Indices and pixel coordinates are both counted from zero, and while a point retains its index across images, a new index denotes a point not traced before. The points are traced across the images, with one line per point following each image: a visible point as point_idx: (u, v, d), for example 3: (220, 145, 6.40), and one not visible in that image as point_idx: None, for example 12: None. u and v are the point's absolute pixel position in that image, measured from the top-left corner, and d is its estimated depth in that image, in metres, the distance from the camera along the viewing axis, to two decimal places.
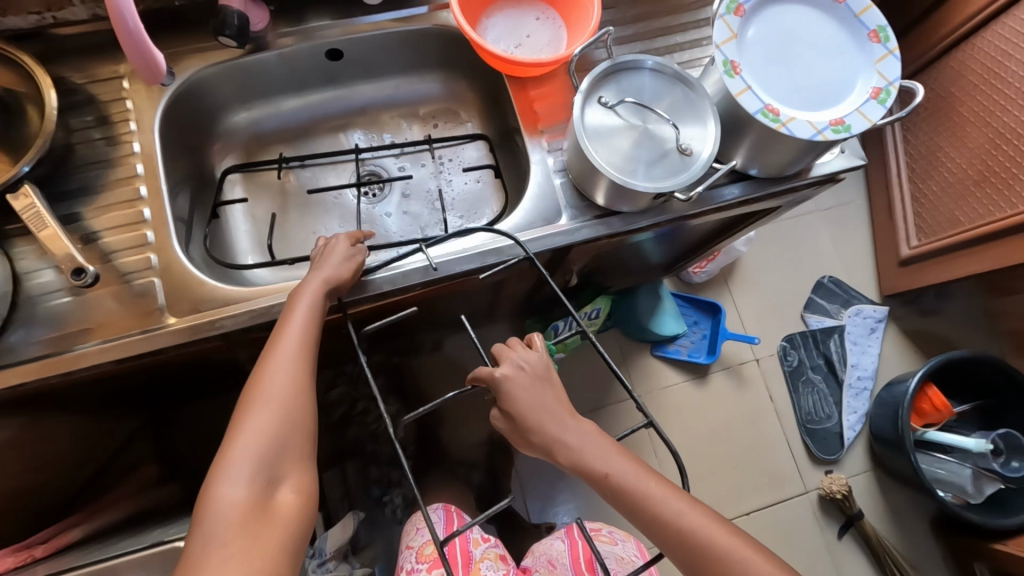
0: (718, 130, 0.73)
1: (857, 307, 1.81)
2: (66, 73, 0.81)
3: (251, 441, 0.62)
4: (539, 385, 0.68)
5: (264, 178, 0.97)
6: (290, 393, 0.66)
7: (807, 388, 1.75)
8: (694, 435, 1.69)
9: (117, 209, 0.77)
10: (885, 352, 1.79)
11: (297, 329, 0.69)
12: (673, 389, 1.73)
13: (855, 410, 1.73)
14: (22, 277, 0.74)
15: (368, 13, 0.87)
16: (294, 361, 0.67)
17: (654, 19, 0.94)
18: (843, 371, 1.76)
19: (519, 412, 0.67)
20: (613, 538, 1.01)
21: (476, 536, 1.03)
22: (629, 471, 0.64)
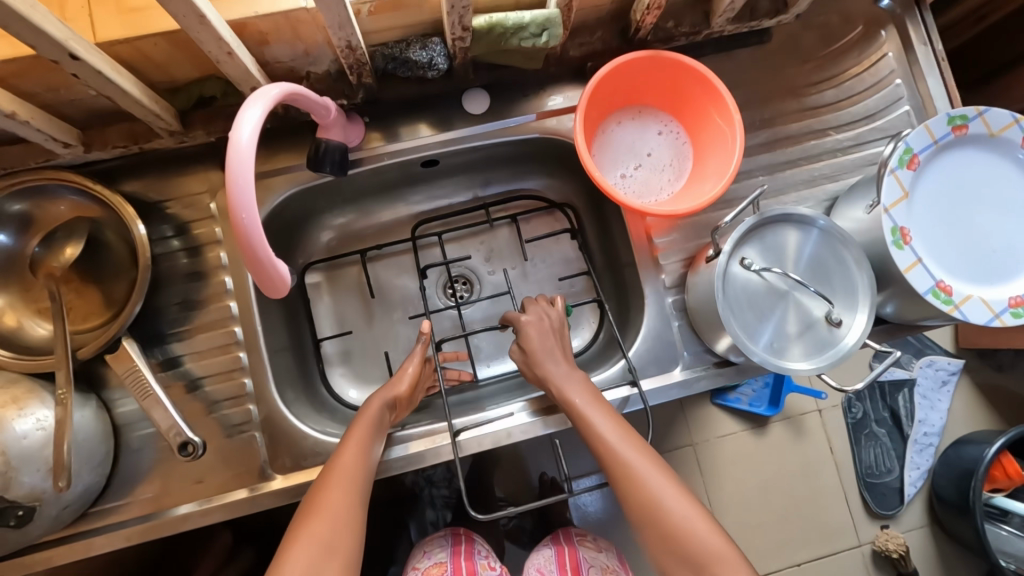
0: (872, 318, 0.65)
1: (928, 357, 1.33)
2: (151, 198, 0.75)
3: (296, 544, 0.55)
4: (549, 337, 0.74)
5: (347, 280, 0.90)
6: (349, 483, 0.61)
7: (869, 442, 1.31)
8: (737, 489, 1.27)
9: (216, 354, 0.74)
10: (960, 407, 1.35)
11: (360, 436, 0.66)
12: (730, 443, 1.28)
13: (918, 466, 1.28)
14: (124, 426, 0.72)
15: (472, 123, 0.78)
16: (359, 470, 0.63)
17: (783, 125, 0.84)
18: (909, 426, 1.30)
19: (531, 346, 0.73)
20: (599, 545, 0.91)
21: (484, 563, 0.88)
22: (581, 395, 0.68)
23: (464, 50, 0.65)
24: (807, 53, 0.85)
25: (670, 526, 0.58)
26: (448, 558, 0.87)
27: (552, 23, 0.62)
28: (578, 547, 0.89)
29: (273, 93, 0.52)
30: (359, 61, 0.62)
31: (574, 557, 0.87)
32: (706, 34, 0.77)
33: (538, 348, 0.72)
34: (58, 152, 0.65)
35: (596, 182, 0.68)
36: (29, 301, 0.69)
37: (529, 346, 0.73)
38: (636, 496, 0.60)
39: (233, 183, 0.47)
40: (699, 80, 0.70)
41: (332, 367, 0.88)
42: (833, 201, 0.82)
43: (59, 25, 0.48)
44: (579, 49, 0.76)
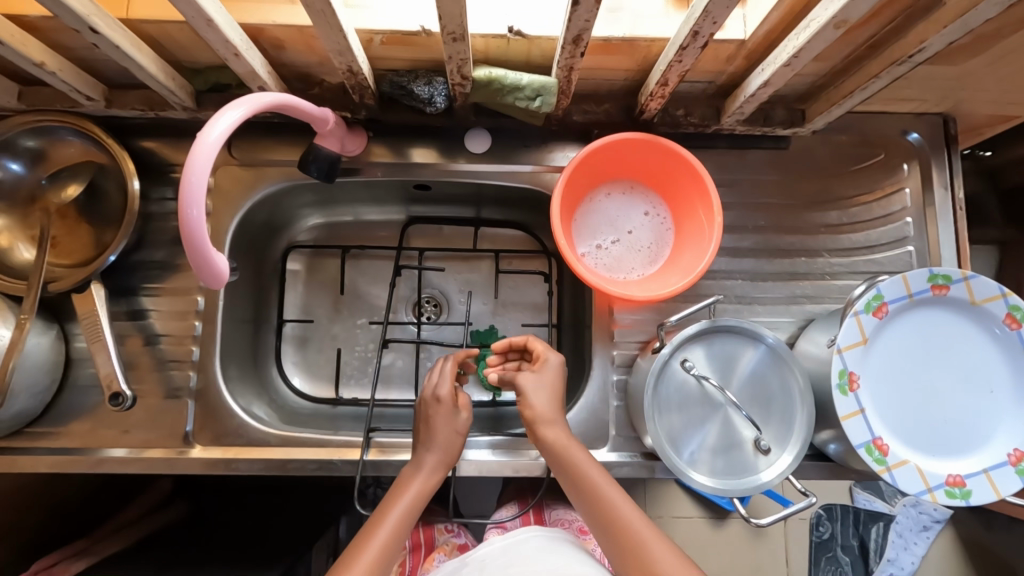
0: (798, 461, 0.63)
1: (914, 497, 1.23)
2: (157, 160, 0.80)
3: None
4: (555, 399, 0.67)
5: (324, 275, 0.93)
6: (404, 513, 0.62)
7: (829, 569, 1.19)
8: None
9: (176, 316, 0.78)
10: (935, 560, 1.23)
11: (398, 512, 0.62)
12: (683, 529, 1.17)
13: None
14: (76, 361, 0.77)
15: (469, 160, 0.80)
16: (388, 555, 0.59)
17: (779, 235, 0.82)
18: (873, 562, 1.20)
19: (539, 411, 0.65)
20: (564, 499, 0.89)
21: (444, 528, 0.83)
22: (577, 447, 0.64)
23: (464, 95, 0.67)
24: (822, 169, 0.83)
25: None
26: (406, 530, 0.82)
27: (548, 90, 0.64)
28: (544, 508, 0.85)
29: (255, 101, 0.55)
30: (361, 83, 0.66)
31: (539, 515, 0.83)
32: (715, 129, 0.77)
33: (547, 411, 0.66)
34: (80, 102, 0.70)
35: (572, 268, 0.68)
36: (25, 228, 0.75)
37: (534, 413, 0.65)
38: (626, 549, 0.57)
39: (189, 175, 0.50)
40: (691, 173, 0.70)
41: (287, 353, 0.91)
42: (807, 322, 0.80)
43: (84, 2, 0.52)
44: (584, 115, 0.77)
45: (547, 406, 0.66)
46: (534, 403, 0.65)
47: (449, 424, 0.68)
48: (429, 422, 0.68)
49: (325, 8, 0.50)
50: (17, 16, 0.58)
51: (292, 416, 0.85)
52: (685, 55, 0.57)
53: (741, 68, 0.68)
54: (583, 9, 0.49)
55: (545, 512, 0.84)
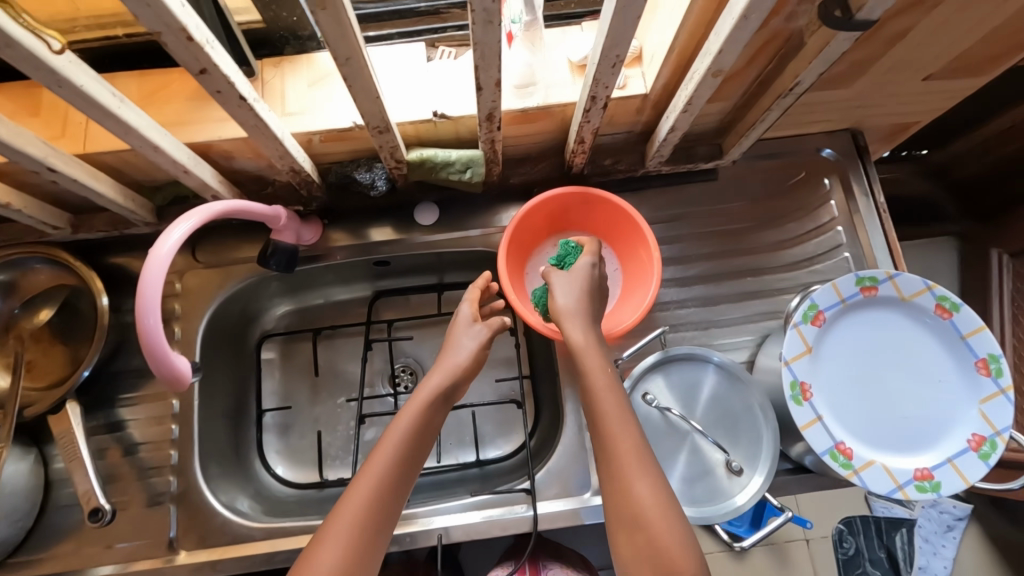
0: (769, 482, 0.64)
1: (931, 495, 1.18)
2: (127, 275, 0.84)
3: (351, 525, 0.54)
4: (582, 298, 0.61)
5: (298, 358, 0.96)
6: (403, 462, 0.59)
7: None
8: None
9: (152, 421, 0.80)
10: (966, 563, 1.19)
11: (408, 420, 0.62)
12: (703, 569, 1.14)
13: None
14: (56, 482, 0.77)
15: (420, 232, 0.85)
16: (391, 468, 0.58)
17: (723, 260, 0.86)
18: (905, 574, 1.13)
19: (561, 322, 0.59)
20: (560, 554, 0.86)
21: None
22: (596, 359, 0.56)
23: (403, 175, 0.73)
24: (752, 194, 0.89)
25: (652, 543, 0.46)
26: None
27: (476, 162, 0.70)
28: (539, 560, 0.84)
29: (204, 210, 0.60)
30: (307, 179, 0.71)
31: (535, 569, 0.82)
32: (643, 173, 0.83)
33: (570, 324, 0.59)
34: (48, 232, 0.75)
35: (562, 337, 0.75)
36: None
37: (559, 307, 0.60)
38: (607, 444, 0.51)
39: (144, 285, 0.54)
40: (626, 216, 0.75)
41: (269, 442, 0.91)
42: (764, 337, 0.82)
43: (41, 146, 0.57)
44: (521, 176, 0.84)
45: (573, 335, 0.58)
46: (557, 296, 0.61)
47: (468, 336, 0.72)
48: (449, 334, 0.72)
49: (258, 123, 0.56)
50: None
51: (278, 507, 0.85)
52: (591, 115, 0.64)
53: (652, 116, 0.75)
54: (487, 92, 0.55)
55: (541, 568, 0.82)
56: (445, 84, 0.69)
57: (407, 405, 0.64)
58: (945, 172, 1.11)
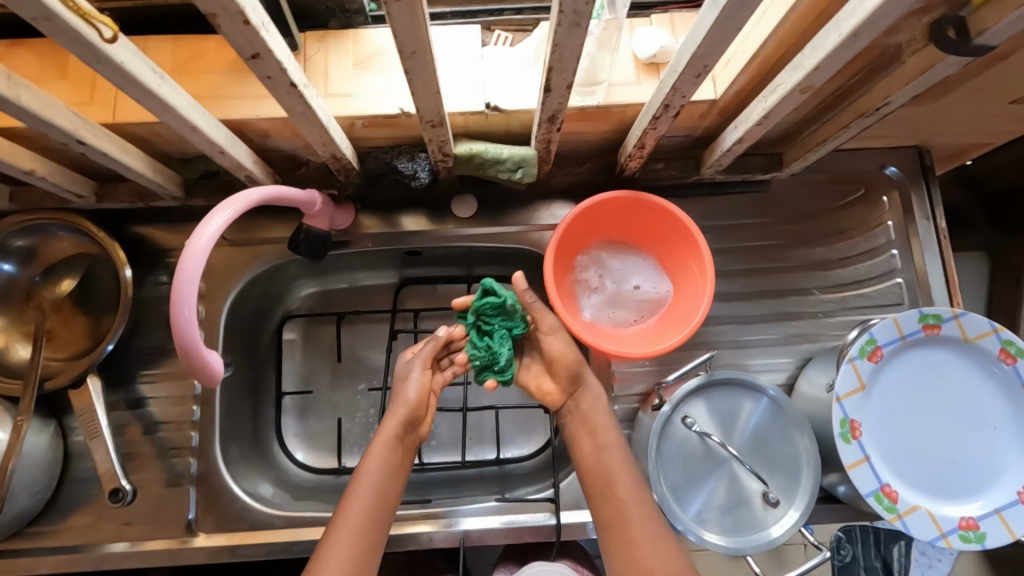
0: (804, 519, 0.62)
1: None
2: (149, 247, 0.81)
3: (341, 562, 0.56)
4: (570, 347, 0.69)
5: (320, 343, 0.93)
6: (375, 507, 0.60)
7: None
8: None
9: (172, 400, 0.78)
10: None
11: (377, 458, 0.63)
12: None
13: None
14: (74, 455, 0.76)
15: (455, 224, 0.81)
16: (373, 501, 0.61)
17: (769, 275, 0.82)
18: None
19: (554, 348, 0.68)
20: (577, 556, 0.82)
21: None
22: (591, 401, 0.68)
23: (447, 168, 0.68)
24: (805, 208, 0.84)
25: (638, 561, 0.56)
26: None
27: (528, 161, 0.65)
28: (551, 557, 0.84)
29: (241, 198, 0.57)
30: (347, 167, 0.67)
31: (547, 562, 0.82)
32: (695, 180, 0.78)
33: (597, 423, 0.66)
34: (71, 199, 0.72)
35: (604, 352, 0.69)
36: (20, 327, 0.75)
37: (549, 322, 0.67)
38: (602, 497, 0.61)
39: (181, 275, 0.51)
40: (679, 226, 0.71)
41: (287, 425, 0.90)
42: (806, 361, 0.79)
43: (70, 118, 0.54)
44: (566, 177, 0.80)
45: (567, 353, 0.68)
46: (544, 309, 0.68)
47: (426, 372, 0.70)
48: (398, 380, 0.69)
49: (305, 110, 0.52)
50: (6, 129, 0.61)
51: (297, 493, 0.84)
52: (658, 122, 0.59)
53: (715, 123, 0.70)
54: (555, 94, 0.51)
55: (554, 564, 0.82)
56: (497, 73, 0.64)
57: (369, 450, 0.64)
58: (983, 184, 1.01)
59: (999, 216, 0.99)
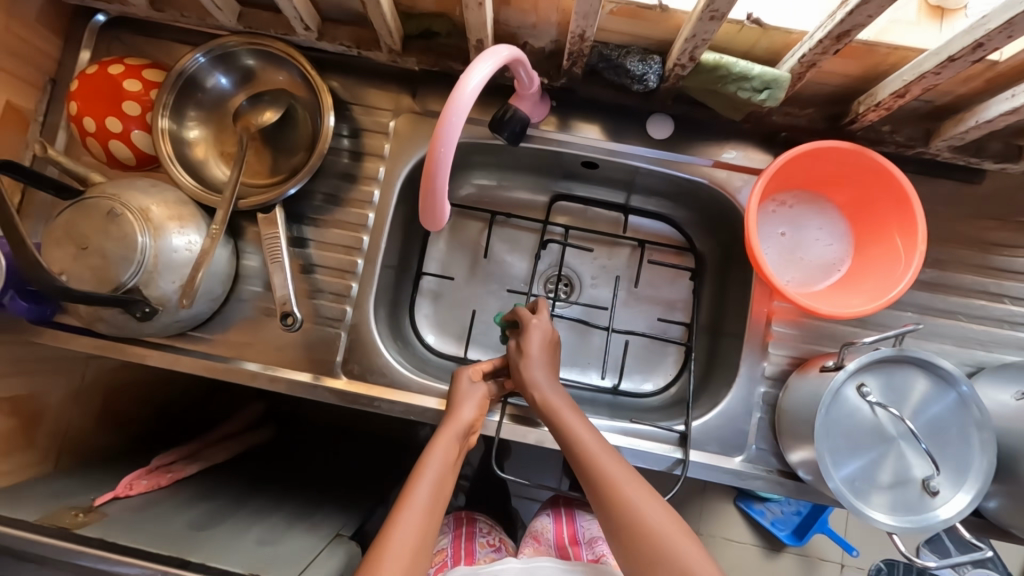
0: (975, 503, 0.61)
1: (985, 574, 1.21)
2: (344, 98, 0.82)
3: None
4: (547, 349, 0.72)
5: (465, 235, 0.94)
6: (430, 512, 0.59)
7: None
8: None
9: (337, 250, 0.81)
10: None
11: (429, 473, 0.62)
12: (737, 550, 1.26)
13: None
14: (240, 277, 0.80)
15: (646, 144, 0.78)
16: (424, 514, 0.58)
17: (959, 273, 0.77)
18: None
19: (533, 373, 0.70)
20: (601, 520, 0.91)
21: (485, 542, 0.87)
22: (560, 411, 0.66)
23: (679, 77, 0.66)
24: (1020, 213, 0.78)
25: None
26: (448, 544, 0.84)
27: (779, 84, 0.62)
28: (577, 518, 0.92)
29: (496, 56, 0.55)
30: (581, 51, 0.66)
31: (572, 522, 0.90)
32: (918, 152, 0.73)
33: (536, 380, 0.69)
34: (297, 31, 0.73)
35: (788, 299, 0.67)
36: (219, 144, 0.79)
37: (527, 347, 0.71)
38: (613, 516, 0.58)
39: (445, 121, 0.51)
40: (898, 195, 0.67)
41: (420, 305, 0.92)
42: (977, 369, 0.75)
43: None
44: (783, 117, 0.75)
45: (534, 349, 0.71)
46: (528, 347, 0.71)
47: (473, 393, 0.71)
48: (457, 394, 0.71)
49: None
50: None
51: (425, 367, 0.86)
52: (948, 68, 0.55)
53: (973, 91, 0.65)
54: (874, 4, 0.48)
55: (578, 525, 0.90)
56: None
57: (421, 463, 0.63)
58: None
59: None
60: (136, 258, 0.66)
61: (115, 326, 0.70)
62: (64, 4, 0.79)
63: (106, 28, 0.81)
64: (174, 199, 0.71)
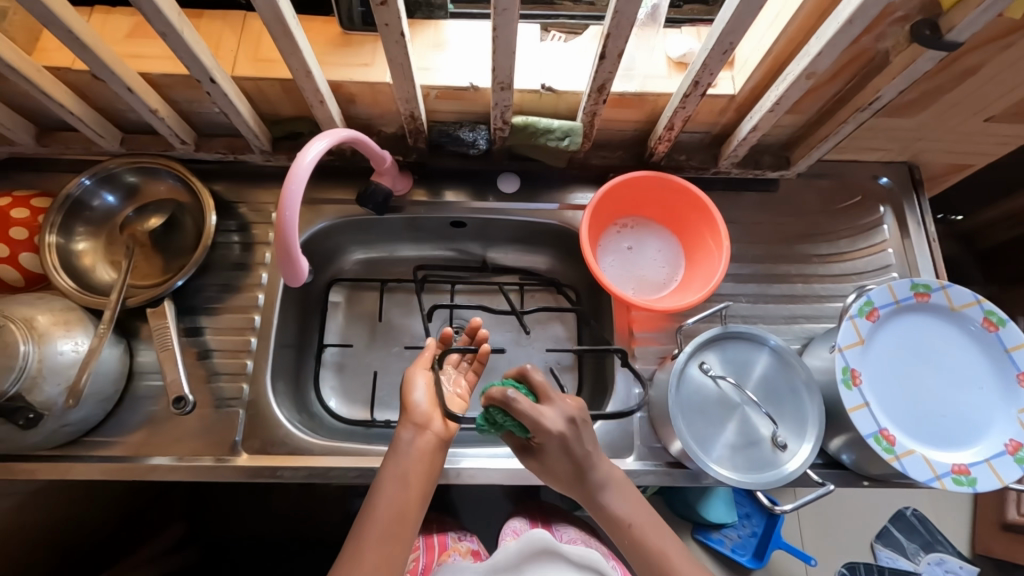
0: (817, 448, 0.69)
1: (938, 554, 1.25)
2: (228, 199, 0.91)
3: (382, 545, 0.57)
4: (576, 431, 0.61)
5: (362, 304, 1.01)
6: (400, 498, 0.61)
7: None
8: None
9: (230, 333, 0.85)
10: None
11: (400, 465, 0.63)
12: None
13: None
14: (135, 374, 0.83)
15: (501, 198, 0.91)
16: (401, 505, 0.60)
17: (776, 263, 0.91)
18: None
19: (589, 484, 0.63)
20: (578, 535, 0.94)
21: (459, 545, 0.93)
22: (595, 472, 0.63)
23: (503, 138, 0.81)
24: (810, 208, 0.95)
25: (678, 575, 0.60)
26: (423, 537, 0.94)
27: (575, 132, 0.78)
28: (552, 524, 0.97)
29: (335, 135, 0.68)
30: (418, 128, 0.79)
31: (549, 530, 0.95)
32: (713, 172, 0.89)
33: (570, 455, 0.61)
34: (175, 146, 0.83)
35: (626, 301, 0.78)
36: (108, 252, 0.85)
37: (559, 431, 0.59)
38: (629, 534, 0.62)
39: (289, 186, 0.62)
40: (698, 205, 0.82)
41: (325, 378, 0.96)
42: (808, 340, 0.87)
43: (210, 58, 0.66)
44: (602, 160, 0.92)
45: (568, 451, 0.61)
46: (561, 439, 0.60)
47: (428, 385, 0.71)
48: (407, 383, 0.70)
49: (405, 63, 0.64)
50: (146, 73, 0.73)
51: (329, 434, 0.89)
52: (688, 101, 0.71)
53: (732, 120, 0.82)
54: (607, 62, 0.63)
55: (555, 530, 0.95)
56: (556, 62, 0.77)
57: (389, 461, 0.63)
58: (972, 238, 1.27)
59: (991, 273, 1.25)
60: (17, 365, 0.68)
61: None
62: None
63: None
64: (60, 306, 0.75)
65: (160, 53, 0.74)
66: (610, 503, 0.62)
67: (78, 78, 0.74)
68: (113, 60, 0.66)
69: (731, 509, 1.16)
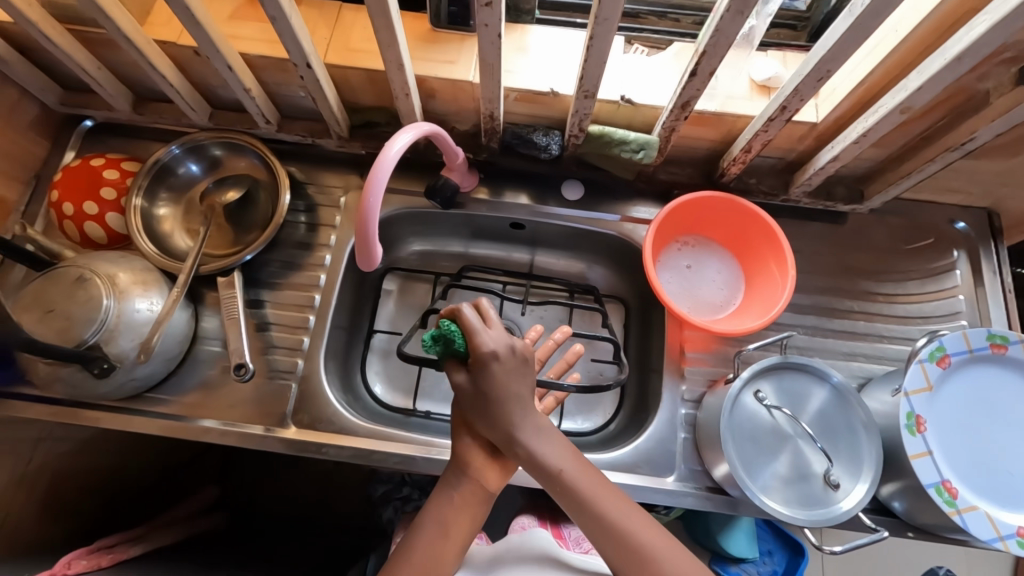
0: (872, 491, 0.67)
1: None
2: (300, 179, 0.94)
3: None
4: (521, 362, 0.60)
5: (413, 294, 1.02)
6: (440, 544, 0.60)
7: None
8: None
9: (290, 308, 0.88)
10: None
11: (445, 508, 0.61)
12: None
13: None
14: (198, 338, 0.87)
15: (563, 204, 0.92)
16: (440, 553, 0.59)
17: (838, 298, 0.89)
18: None
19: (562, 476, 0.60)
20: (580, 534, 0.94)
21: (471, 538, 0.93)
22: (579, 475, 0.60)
23: (575, 145, 0.82)
24: (879, 245, 0.92)
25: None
26: None
27: (650, 145, 0.78)
28: (561, 524, 0.98)
29: (418, 127, 0.70)
30: (494, 128, 0.81)
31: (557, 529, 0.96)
32: (783, 199, 0.88)
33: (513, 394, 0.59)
34: (259, 124, 0.87)
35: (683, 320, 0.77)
36: (185, 220, 0.89)
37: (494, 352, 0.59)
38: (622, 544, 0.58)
39: (373, 173, 0.64)
40: (765, 230, 0.81)
41: (371, 362, 0.98)
42: (866, 380, 0.84)
43: (309, 44, 0.68)
44: (669, 176, 0.91)
45: (506, 379, 0.59)
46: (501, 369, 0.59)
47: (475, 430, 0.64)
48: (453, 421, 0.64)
49: (496, 64, 0.66)
50: (245, 54, 0.77)
51: (372, 417, 0.91)
52: (771, 125, 0.70)
53: (810, 148, 0.81)
54: (698, 79, 0.63)
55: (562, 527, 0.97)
56: (638, 74, 0.77)
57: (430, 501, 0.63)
58: None
59: None
60: (98, 318, 0.72)
61: (72, 386, 0.75)
62: (55, 114, 0.91)
63: (92, 131, 0.93)
64: (140, 266, 0.79)
65: (260, 36, 0.77)
66: (541, 446, 0.60)
67: (180, 53, 0.78)
68: (219, 40, 0.69)
69: (756, 543, 1.04)
